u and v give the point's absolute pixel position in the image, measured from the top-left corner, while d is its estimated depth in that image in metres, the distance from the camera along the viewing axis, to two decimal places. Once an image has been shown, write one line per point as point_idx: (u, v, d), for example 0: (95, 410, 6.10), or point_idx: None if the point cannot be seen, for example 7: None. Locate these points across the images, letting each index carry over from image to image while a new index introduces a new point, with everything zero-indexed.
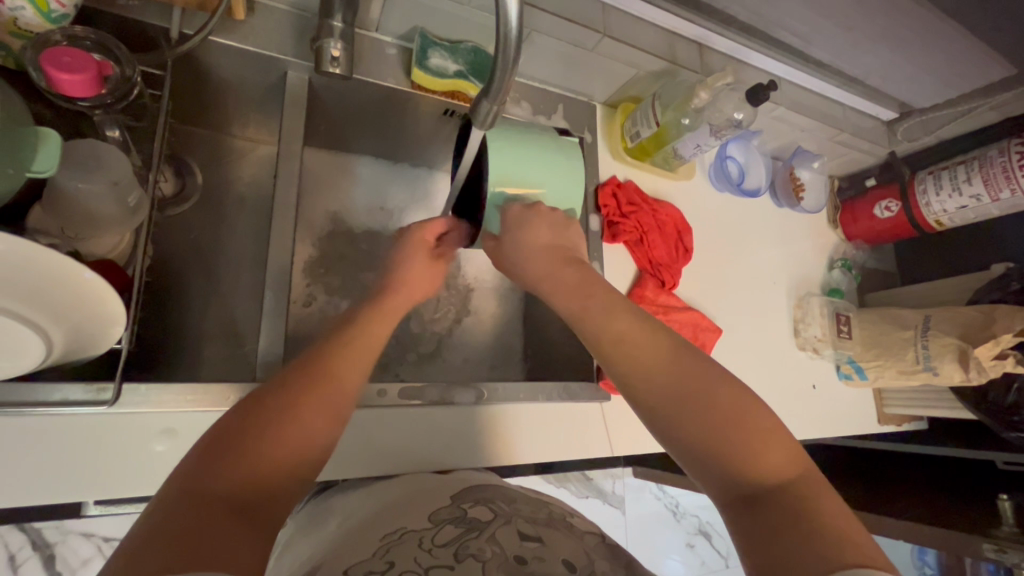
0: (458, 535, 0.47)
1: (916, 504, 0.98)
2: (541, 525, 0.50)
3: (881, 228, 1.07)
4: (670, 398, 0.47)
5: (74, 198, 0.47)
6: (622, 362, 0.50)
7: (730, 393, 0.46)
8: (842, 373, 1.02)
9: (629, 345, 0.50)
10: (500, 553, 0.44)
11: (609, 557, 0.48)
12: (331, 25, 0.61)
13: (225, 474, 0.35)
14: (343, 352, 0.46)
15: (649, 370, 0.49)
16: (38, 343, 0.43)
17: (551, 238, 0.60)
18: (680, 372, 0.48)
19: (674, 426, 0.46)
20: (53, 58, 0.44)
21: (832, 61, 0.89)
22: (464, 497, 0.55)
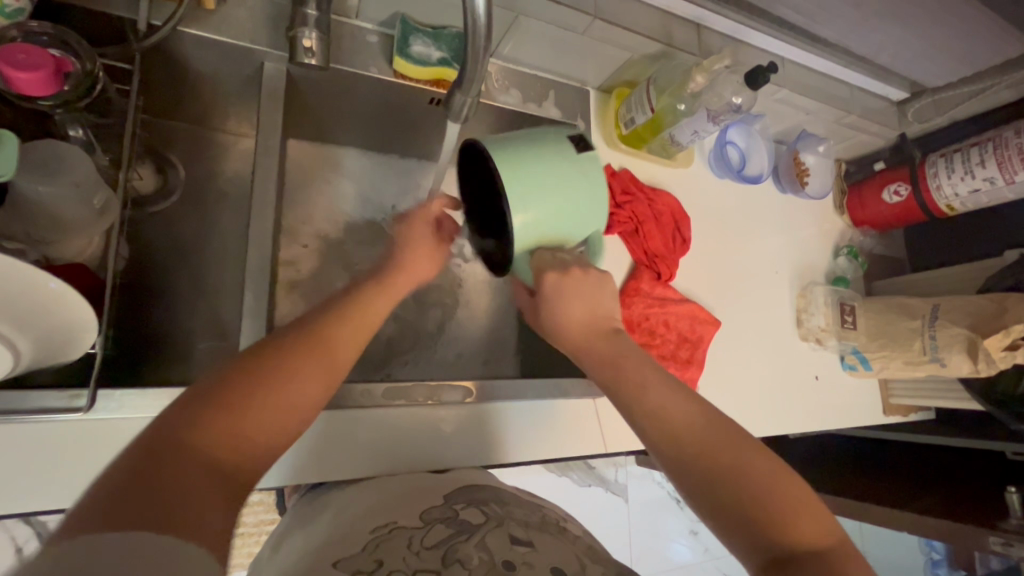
0: (448, 537, 0.44)
1: (937, 499, 0.95)
2: (533, 529, 0.47)
3: (889, 213, 1.03)
4: (695, 460, 0.47)
5: (39, 201, 0.46)
6: (652, 427, 0.50)
7: (757, 457, 0.46)
8: (845, 364, 0.99)
9: (660, 412, 0.50)
10: (488, 560, 0.41)
11: (601, 561, 0.45)
12: (304, 13, 0.58)
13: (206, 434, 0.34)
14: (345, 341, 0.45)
15: (679, 430, 0.49)
16: (3, 356, 0.42)
17: (585, 307, 0.58)
18: (705, 424, 0.49)
19: (704, 490, 0.46)
20: (8, 55, 0.42)
21: (838, 40, 0.85)
22: (458, 497, 0.52)
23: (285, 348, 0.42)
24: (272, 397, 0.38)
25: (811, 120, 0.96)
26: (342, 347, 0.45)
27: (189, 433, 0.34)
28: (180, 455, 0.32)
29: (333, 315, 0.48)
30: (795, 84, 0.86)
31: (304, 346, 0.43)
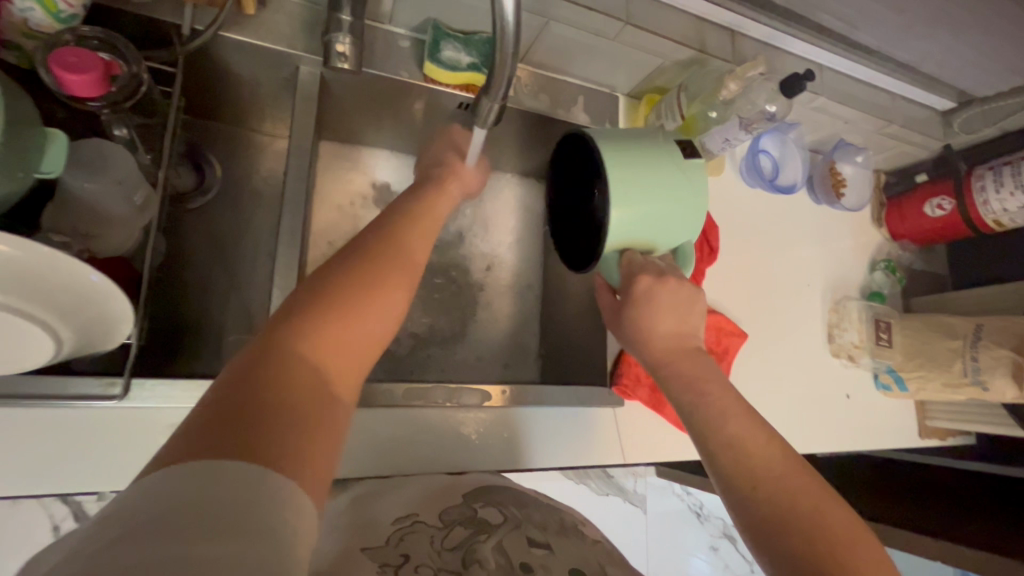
0: (466, 537, 0.44)
1: (979, 526, 0.91)
2: (553, 531, 0.47)
3: (931, 228, 0.99)
4: (774, 501, 0.48)
5: (84, 198, 0.48)
6: (731, 463, 0.51)
7: (840, 514, 0.47)
8: (880, 383, 0.96)
9: (741, 451, 0.51)
10: (505, 562, 0.42)
11: (624, 567, 0.45)
12: (339, 19, 0.59)
13: (286, 362, 0.36)
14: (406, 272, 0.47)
15: (761, 468, 0.50)
16: (48, 341, 0.44)
17: (672, 318, 0.59)
18: (804, 490, 0.48)
19: (780, 537, 0.46)
20: (60, 58, 0.44)
21: (880, 46, 0.82)
22: (478, 496, 0.51)
23: (345, 276, 0.43)
24: (340, 326, 0.40)
25: (849, 130, 0.93)
26: (400, 278, 0.46)
27: (267, 362, 0.36)
28: (266, 384, 0.34)
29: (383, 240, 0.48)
30: (834, 92, 0.83)
31: (365, 272, 0.44)
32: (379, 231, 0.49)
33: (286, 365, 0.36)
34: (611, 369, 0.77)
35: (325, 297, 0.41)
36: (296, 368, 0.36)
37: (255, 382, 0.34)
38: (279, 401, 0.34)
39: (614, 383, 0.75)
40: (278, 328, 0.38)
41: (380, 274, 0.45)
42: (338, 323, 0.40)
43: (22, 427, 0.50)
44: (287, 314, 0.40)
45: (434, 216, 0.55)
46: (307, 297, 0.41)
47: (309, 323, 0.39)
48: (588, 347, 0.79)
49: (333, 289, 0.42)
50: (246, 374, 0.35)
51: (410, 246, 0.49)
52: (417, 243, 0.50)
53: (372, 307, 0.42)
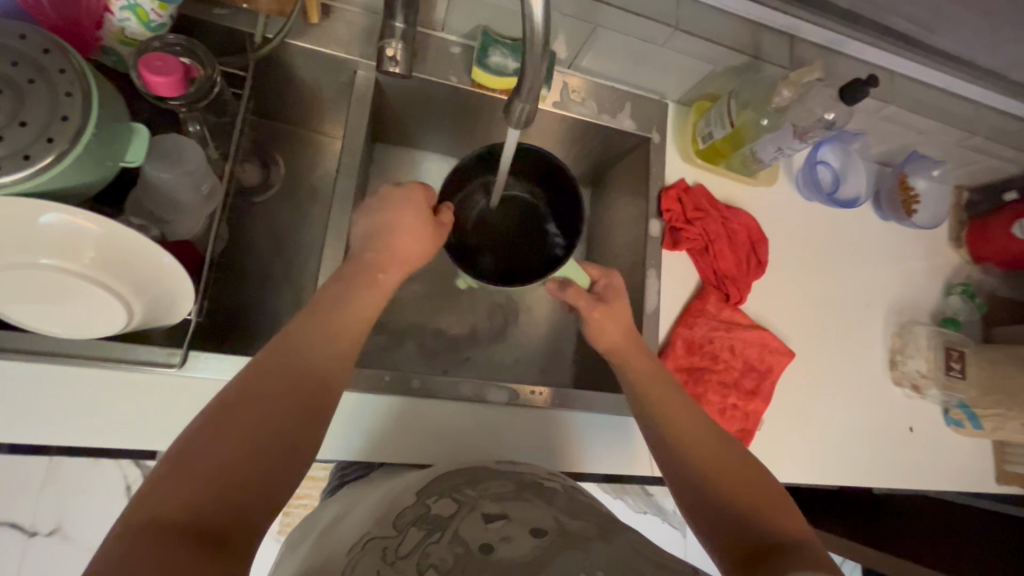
0: (421, 540, 0.42)
1: None
2: (508, 499, 0.46)
3: (1019, 251, 0.90)
4: (684, 442, 0.54)
5: (159, 186, 0.53)
6: (659, 418, 0.57)
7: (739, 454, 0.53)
8: (950, 419, 0.88)
9: (667, 405, 0.58)
10: (464, 551, 0.40)
11: (583, 517, 0.46)
12: (393, 26, 0.63)
13: (182, 497, 0.35)
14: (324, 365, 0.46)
15: (675, 419, 0.56)
16: (118, 309, 0.50)
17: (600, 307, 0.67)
18: (706, 434, 0.55)
19: (687, 471, 0.52)
20: (148, 62, 0.49)
21: (960, 51, 0.76)
22: (431, 490, 0.49)
23: (253, 384, 0.42)
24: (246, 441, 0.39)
25: (924, 141, 0.86)
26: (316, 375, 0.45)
27: (163, 502, 0.34)
28: (160, 533, 0.33)
29: (304, 332, 0.48)
30: (906, 99, 0.78)
31: (278, 377, 0.43)
32: (303, 322, 0.49)
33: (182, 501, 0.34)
34: None
35: (232, 411, 0.40)
36: (196, 498, 0.35)
37: (151, 528, 0.33)
38: (174, 542, 0.32)
39: None
40: (176, 459, 0.37)
41: (290, 377, 0.44)
42: (246, 439, 0.39)
43: (89, 387, 0.57)
44: (172, 463, 0.36)
45: (374, 291, 0.55)
46: (212, 416, 0.39)
47: (212, 447, 0.37)
48: None
49: (240, 401, 0.41)
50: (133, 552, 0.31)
51: (335, 332, 0.49)
52: (345, 327, 0.50)
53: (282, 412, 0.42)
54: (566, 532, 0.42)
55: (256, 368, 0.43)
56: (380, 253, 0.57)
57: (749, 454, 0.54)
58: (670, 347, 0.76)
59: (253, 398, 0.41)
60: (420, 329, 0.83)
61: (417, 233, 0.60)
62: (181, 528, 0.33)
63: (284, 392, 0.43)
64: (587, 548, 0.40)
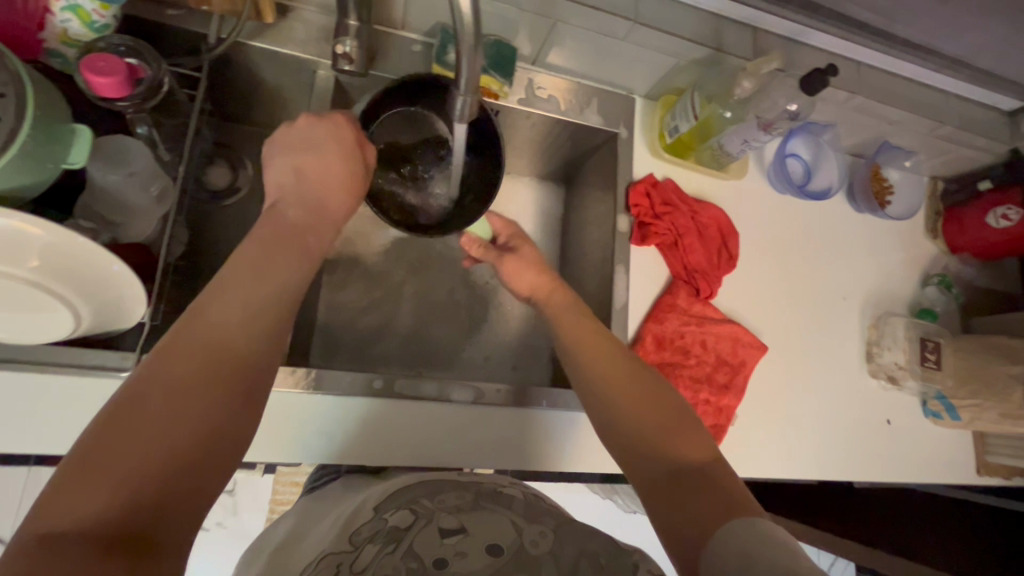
0: (376, 554, 0.41)
1: None
2: (465, 511, 0.45)
3: (994, 240, 0.89)
4: (600, 383, 0.55)
5: (109, 189, 0.54)
6: (580, 368, 0.57)
7: (658, 391, 0.54)
8: (928, 410, 0.87)
9: (593, 353, 0.57)
10: (418, 565, 0.39)
11: (540, 521, 0.45)
12: (347, 25, 0.63)
13: (91, 501, 0.33)
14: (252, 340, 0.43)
15: (597, 364, 0.56)
16: (66, 314, 0.49)
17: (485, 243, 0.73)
18: (624, 373, 0.55)
19: (608, 412, 0.53)
20: (90, 63, 0.49)
21: (923, 40, 0.76)
22: (388, 503, 0.48)
23: (168, 367, 0.39)
24: (161, 434, 0.36)
25: (896, 131, 0.85)
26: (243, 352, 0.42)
27: (71, 511, 0.32)
28: (68, 545, 0.31)
29: (228, 301, 0.44)
30: (873, 90, 0.78)
31: (196, 358, 0.40)
32: (224, 288, 0.45)
33: (92, 505, 0.33)
34: None
35: (144, 401, 0.37)
36: (107, 502, 0.33)
37: (55, 540, 0.31)
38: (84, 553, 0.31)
39: None
40: (81, 459, 0.34)
41: (212, 356, 0.41)
42: (162, 431, 0.36)
43: (39, 395, 0.55)
44: (79, 460, 0.34)
45: (307, 255, 0.52)
46: (121, 406, 0.36)
47: (120, 445, 0.35)
48: None
49: (153, 387, 0.38)
50: (33, 568, 0.29)
51: (266, 301, 0.46)
52: (276, 295, 0.47)
53: (204, 397, 0.39)
54: (524, 552, 0.41)
55: (171, 353, 0.40)
56: (309, 209, 0.56)
57: (665, 386, 0.54)
58: (639, 343, 0.75)
59: (166, 387, 0.38)
60: (392, 330, 0.83)
61: (335, 167, 0.59)
62: (91, 537, 0.32)
63: (207, 376, 0.40)
64: (540, 570, 0.39)
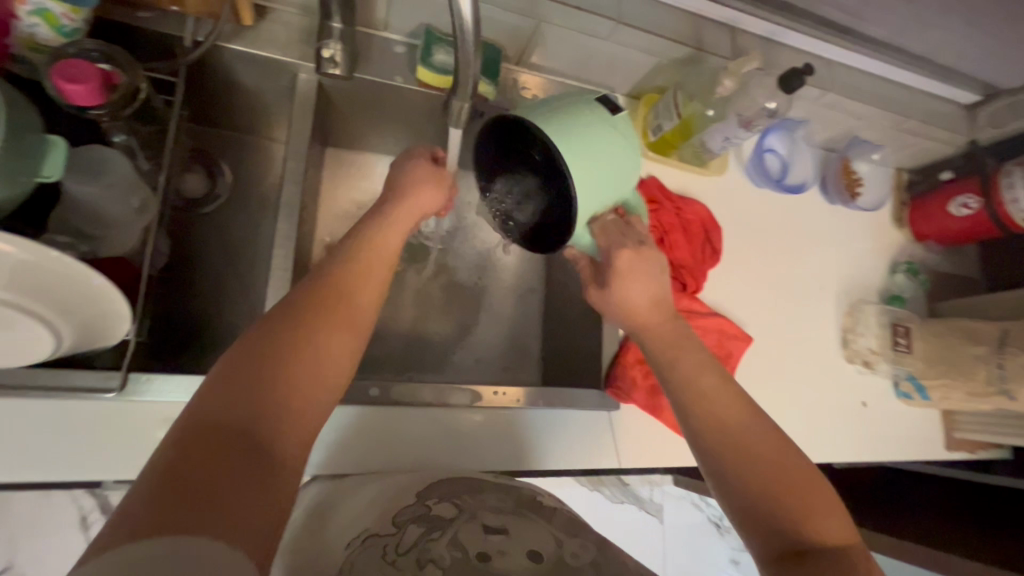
0: (420, 536, 0.43)
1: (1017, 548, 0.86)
2: (507, 514, 0.46)
3: (956, 228, 0.94)
4: (718, 439, 0.52)
5: (86, 202, 0.52)
6: (699, 419, 0.53)
7: (790, 460, 0.50)
8: (900, 392, 0.91)
9: (709, 401, 0.53)
10: (462, 557, 0.41)
11: (580, 535, 0.45)
12: (330, 26, 0.61)
13: (236, 409, 0.37)
14: (365, 293, 0.48)
15: (723, 419, 0.52)
16: (49, 336, 0.47)
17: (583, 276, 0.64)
18: (753, 433, 0.51)
19: (730, 473, 0.50)
20: (62, 69, 0.46)
21: (889, 38, 0.79)
22: (430, 492, 0.50)
23: (300, 310, 0.44)
24: (291, 370, 0.41)
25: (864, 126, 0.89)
26: (358, 308, 0.47)
27: (220, 412, 0.37)
28: (218, 438, 0.35)
29: (344, 262, 0.49)
30: (843, 86, 0.81)
31: (320, 304, 0.45)
32: (338, 254, 0.51)
33: (237, 412, 0.37)
34: (608, 373, 0.75)
35: (280, 333, 0.42)
36: (251, 412, 0.38)
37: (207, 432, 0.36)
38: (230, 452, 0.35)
39: (610, 386, 0.74)
40: (230, 372, 0.39)
41: (333, 304, 0.46)
42: (292, 364, 0.41)
43: (17, 422, 0.53)
44: (224, 374, 0.39)
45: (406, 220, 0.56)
46: (262, 333, 0.42)
47: (261, 364, 0.40)
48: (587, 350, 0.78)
49: (287, 324, 0.43)
50: (189, 452, 0.34)
51: (371, 260, 0.51)
52: (380, 265, 0.51)
53: (328, 336, 0.44)
54: (564, 563, 0.41)
55: (299, 299, 0.45)
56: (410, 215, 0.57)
57: (798, 453, 0.51)
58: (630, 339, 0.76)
59: (293, 324, 0.43)
60: (382, 336, 0.82)
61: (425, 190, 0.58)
62: (237, 439, 0.36)
63: (326, 317, 0.45)
64: None
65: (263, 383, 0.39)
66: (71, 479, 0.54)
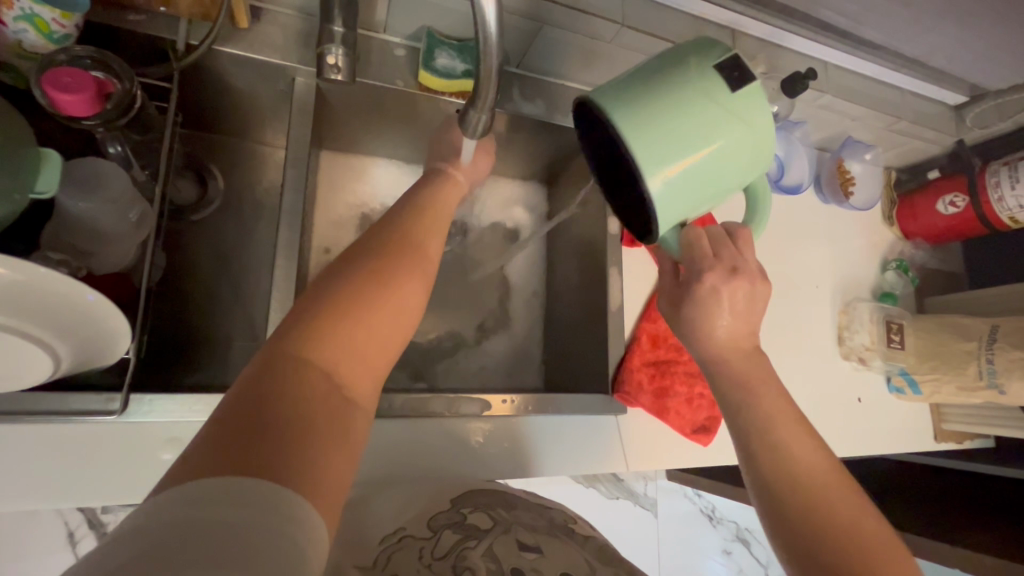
0: (456, 543, 0.43)
1: (1004, 533, 0.89)
2: (541, 534, 0.46)
3: (944, 225, 0.96)
4: (798, 501, 0.51)
5: (82, 216, 0.49)
6: (777, 475, 0.53)
7: (873, 536, 0.49)
8: (893, 386, 0.93)
9: (788, 457, 0.53)
10: (496, 567, 0.41)
11: (612, 565, 0.45)
12: (331, 30, 0.60)
13: (315, 345, 0.38)
14: (428, 252, 0.50)
15: (805, 480, 0.52)
16: (46, 358, 0.45)
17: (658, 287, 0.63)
18: (835, 500, 0.51)
19: (809, 538, 0.49)
20: (54, 79, 0.44)
21: (886, 42, 0.79)
22: (465, 501, 0.50)
23: (373, 258, 0.46)
24: (369, 314, 0.41)
25: (857, 126, 0.91)
26: (425, 264, 0.48)
27: (303, 342, 0.38)
28: (296, 368, 0.36)
29: (404, 222, 0.51)
30: (839, 89, 0.82)
31: (391, 255, 0.46)
32: (401, 214, 0.52)
33: (315, 347, 0.38)
34: (613, 377, 0.75)
35: (357, 276, 0.43)
36: (329, 348, 0.38)
37: (289, 359, 0.36)
38: (306, 386, 0.36)
39: (616, 390, 0.74)
40: (312, 308, 0.40)
41: (401, 257, 0.47)
42: (371, 309, 0.42)
43: (17, 445, 0.51)
44: (309, 311, 0.40)
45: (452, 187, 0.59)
46: (342, 274, 0.43)
47: (341, 302, 0.41)
48: (591, 353, 0.78)
49: (363, 270, 0.44)
50: (272, 377, 0.35)
51: (427, 220, 0.53)
52: (434, 228, 0.53)
53: (401, 287, 0.45)
54: None
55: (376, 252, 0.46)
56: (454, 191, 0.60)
57: (882, 529, 0.51)
58: (635, 341, 0.76)
59: (369, 270, 0.44)
60: None
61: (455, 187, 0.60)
62: (316, 372, 0.37)
63: (397, 266, 0.46)
64: None
65: (342, 320, 0.40)
66: (76, 504, 0.52)
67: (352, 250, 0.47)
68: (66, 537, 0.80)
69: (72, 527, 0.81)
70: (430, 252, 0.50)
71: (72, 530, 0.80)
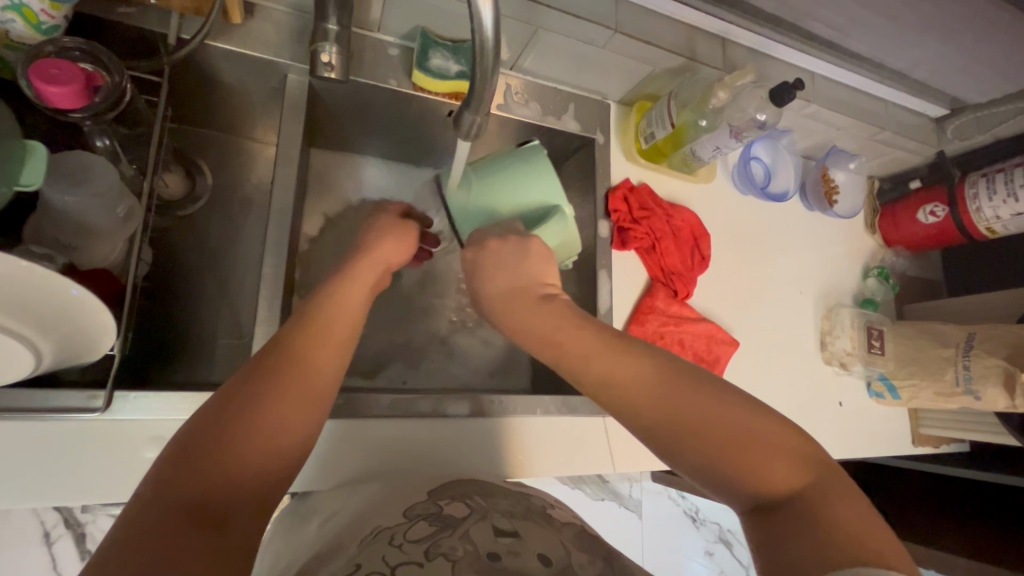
0: (431, 532, 0.43)
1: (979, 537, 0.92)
2: (518, 518, 0.46)
3: (923, 235, 0.99)
4: (650, 409, 0.47)
5: (66, 211, 0.48)
6: (604, 390, 0.50)
7: (722, 408, 0.45)
8: (872, 391, 0.96)
9: (614, 375, 0.50)
10: (473, 550, 0.40)
11: (589, 549, 0.44)
12: (325, 29, 0.60)
13: (191, 471, 0.34)
14: (330, 341, 0.47)
15: (636, 394, 0.48)
16: (27, 354, 0.44)
17: (509, 276, 0.62)
18: (669, 399, 0.46)
19: (677, 450, 0.45)
20: (42, 70, 0.43)
21: (872, 55, 0.81)
22: (442, 493, 0.52)
23: (262, 369, 0.42)
24: (255, 431, 0.38)
25: (842, 137, 0.93)
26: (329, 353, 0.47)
27: (178, 472, 0.34)
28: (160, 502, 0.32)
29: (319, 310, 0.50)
30: (827, 100, 0.83)
31: (282, 370, 0.43)
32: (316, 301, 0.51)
33: (192, 475, 0.34)
34: None
35: (241, 391, 0.40)
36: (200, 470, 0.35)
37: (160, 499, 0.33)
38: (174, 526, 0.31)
39: None
40: (191, 432, 0.37)
41: (291, 365, 0.43)
42: (254, 414, 0.39)
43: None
44: (190, 435, 0.36)
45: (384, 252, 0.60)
46: (229, 394, 0.40)
47: (227, 424, 0.37)
48: None
49: (260, 381, 0.41)
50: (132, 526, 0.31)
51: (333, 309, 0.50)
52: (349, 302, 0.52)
53: (288, 400, 0.41)
54: (572, 569, 0.40)
55: (175, 475, 0.34)
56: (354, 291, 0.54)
57: (730, 395, 0.46)
58: None
59: (248, 386, 0.41)
60: (372, 342, 0.80)
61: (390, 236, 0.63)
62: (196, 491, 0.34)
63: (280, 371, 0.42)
64: None
65: (221, 439, 0.36)
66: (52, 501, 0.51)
67: (194, 417, 0.38)
68: (40, 538, 0.74)
69: (47, 527, 0.75)
70: (332, 344, 0.47)
71: (48, 531, 0.74)
